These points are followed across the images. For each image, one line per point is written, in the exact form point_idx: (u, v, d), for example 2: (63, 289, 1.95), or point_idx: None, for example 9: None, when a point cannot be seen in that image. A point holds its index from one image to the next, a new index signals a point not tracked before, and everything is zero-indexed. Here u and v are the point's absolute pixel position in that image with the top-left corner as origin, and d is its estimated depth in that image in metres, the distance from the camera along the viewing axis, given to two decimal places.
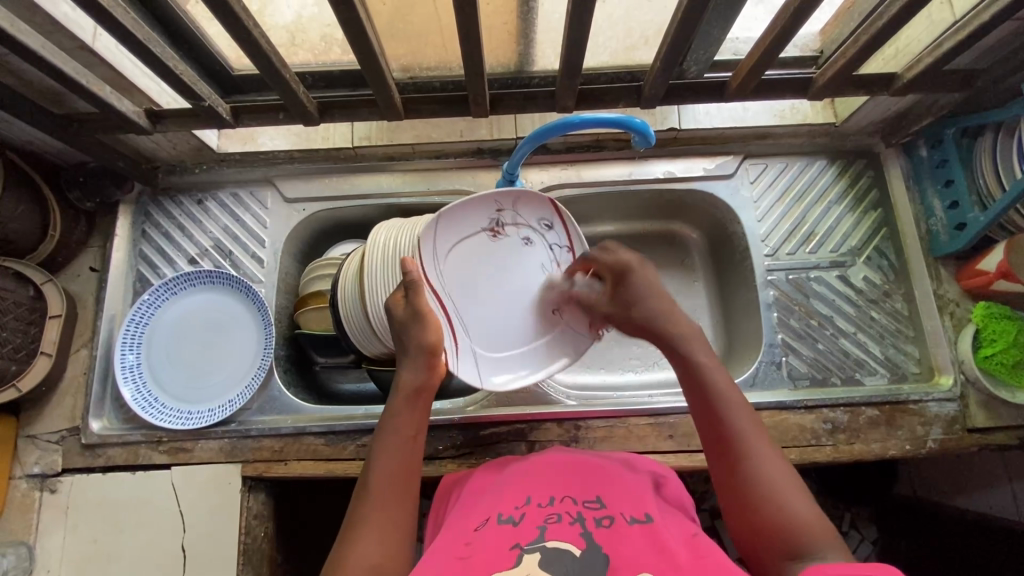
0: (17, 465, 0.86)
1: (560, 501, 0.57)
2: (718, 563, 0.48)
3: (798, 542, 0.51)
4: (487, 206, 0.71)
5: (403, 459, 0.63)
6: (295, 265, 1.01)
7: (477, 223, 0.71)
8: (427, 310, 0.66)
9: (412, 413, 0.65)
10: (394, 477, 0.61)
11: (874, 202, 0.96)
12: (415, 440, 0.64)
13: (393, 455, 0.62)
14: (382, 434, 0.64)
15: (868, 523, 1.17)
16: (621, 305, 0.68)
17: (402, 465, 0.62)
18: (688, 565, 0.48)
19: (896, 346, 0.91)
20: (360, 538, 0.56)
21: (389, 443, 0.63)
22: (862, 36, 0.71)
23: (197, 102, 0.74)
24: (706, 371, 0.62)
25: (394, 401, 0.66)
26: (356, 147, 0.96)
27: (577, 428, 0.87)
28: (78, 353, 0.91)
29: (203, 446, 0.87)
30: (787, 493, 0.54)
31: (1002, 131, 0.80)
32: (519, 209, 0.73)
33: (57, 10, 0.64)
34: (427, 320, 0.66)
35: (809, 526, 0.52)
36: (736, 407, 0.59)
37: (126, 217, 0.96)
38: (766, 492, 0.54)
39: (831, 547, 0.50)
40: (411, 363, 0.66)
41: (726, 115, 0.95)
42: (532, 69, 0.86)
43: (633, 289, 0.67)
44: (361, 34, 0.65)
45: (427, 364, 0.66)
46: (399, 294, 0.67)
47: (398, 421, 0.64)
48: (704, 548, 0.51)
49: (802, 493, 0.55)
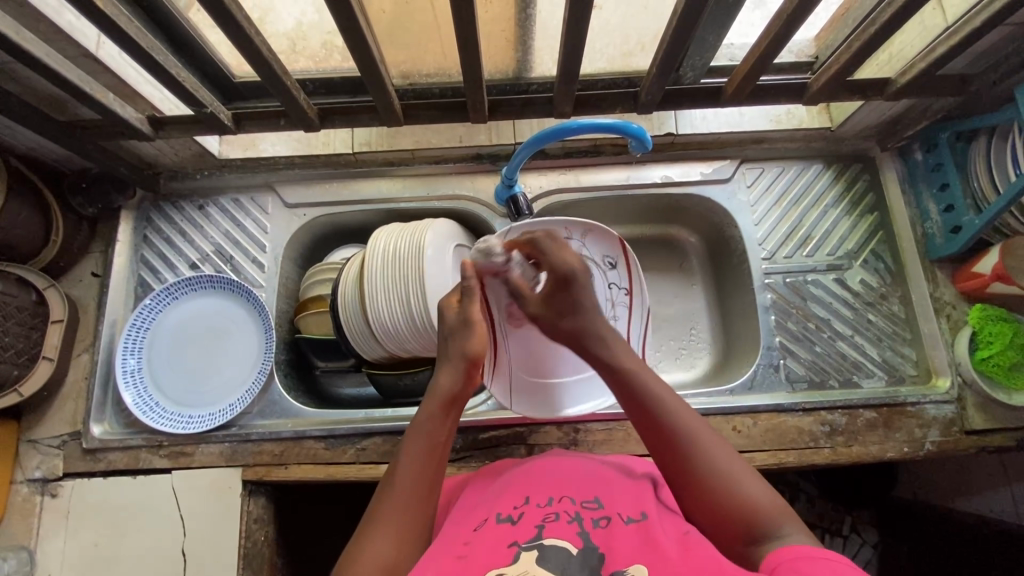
0: (18, 470, 0.87)
1: (559, 501, 0.58)
2: (710, 554, 0.48)
3: (760, 525, 0.52)
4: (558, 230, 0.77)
5: (428, 464, 0.60)
6: (296, 269, 1.02)
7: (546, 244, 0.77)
8: (478, 319, 0.67)
9: (444, 419, 0.63)
10: (417, 483, 0.59)
11: (870, 205, 0.97)
12: (443, 447, 0.62)
13: (419, 460, 0.60)
14: (411, 438, 0.62)
15: (869, 527, 1.15)
16: (554, 311, 0.67)
17: (427, 471, 0.60)
18: (680, 557, 0.48)
19: (894, 348, 0.92)
20: (373, 538, 0.54)
21: (423, 444, 0.61)
22: (856, 42, 0.72)
23: (199, 109, 0.75)
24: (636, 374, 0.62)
25: (428, 403, 0.63)
26: (355, 152, 0.97)
27: (576, 431, 0.87)
28: (80, 358, 0.92)
29: (204, 450, 0.87)
30: (738, 478, 0.55)
31: (996, 135, 0.81)
32: (588, 241, 0.79)
33: (63, 19, 0.65)
34: (477, 329, 0.66)
35: (767, 507, 0.52)
36: (674, 403, 0.59)
37: (128, 223, 0.96)
38: (719, 481, 0.55)
39: (795, 524, 0.51)
40: (449, 369, 0.65)
41: (722, 120, 0.96)
42: (531, 75, 0.86)
43: (571, 294, 0.66)
44: (362, 42, 0.65)
45: (467, 374, 0.65)
46: (455, 296, 0.70)
47: (433, 425, 0.62)
48: (695, 542, 0.51)
49: (751, 475, 0.55)
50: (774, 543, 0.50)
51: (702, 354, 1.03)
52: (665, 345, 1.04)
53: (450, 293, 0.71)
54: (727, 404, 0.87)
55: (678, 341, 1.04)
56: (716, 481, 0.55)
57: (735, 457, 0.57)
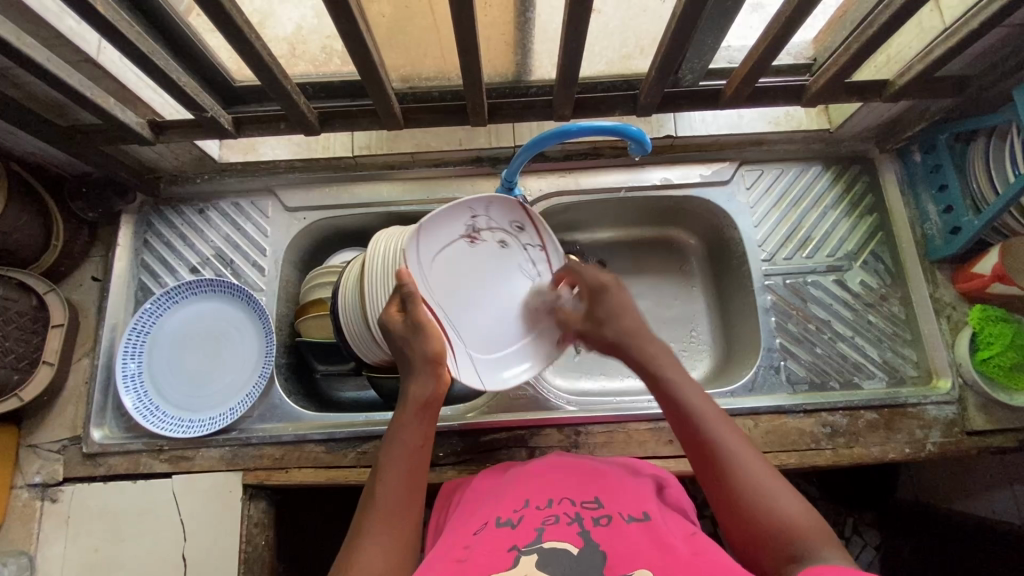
0: (18, 475, 0.87)
1: (558, 503, 0.58)
2: (716, 558, 0.48)
3: (791, 539, 0.51)
4: (462, 214, 0.71)
5: (410, 468, 0.62)
6: (296, 273, 1.02)
7: (455, 230, 0.71)
8: (427, 321, 0.64)
9: (421, 421, 0.64)
10: (401, 487, 0.60)
11: (870, 206, 0.97)
12: (423, 449, 0.63)
13: (401, 465, 0.61)
14: (389, 447, 0.63)
15: (871, 529, 1.15)
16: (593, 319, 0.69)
17: (410, 475, 0.61)
18: (685, 558, 0.49)
19: (894, 349, 0.92)
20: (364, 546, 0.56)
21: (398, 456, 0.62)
22: (854, 44, 0.72)
23: (199, 113, 0.75)
24: (676, 385, 0.63)
25: (402, 412, 0.64)
26: (355, 156, 0.97)
27: (577, 434, 0.87)
28: (80, 363, 0.92)
29: (205, 454, 0.87)
30: (773, 491, 0.54)
31: (995, 136, 0.81)
32: (491, 212, 0.74)
33: (63, 24, 0.66)
34: (429, 331, 0.64)
35: (799, 522, 0.52)
36: (712, 416, 0.60)
37: (128, 227, 0.96)
38: (751, 492, 0.55)
39: (833, 547, 0.49)
40: (416, 374, 0.65)
41: (722, 122, 0.96)
42: (530, 78, 0.86)
43: (607, 303, 0.69)
44: (361, 45, 0.66)
45: (434, 374, 0.65)
46: (392, 304, 0.65)
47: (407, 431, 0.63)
48: (700, 542, 0.51)
49: (785, 489, 0.55)
50: (808, 562, 0.49)
51: (703, 356, 1.03)
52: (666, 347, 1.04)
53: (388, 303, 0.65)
54: (729, 406, 0.87)
55: (679, 343, 1.04)
56: (750, 493, 0.55)
57: (771, 471, 0.57)
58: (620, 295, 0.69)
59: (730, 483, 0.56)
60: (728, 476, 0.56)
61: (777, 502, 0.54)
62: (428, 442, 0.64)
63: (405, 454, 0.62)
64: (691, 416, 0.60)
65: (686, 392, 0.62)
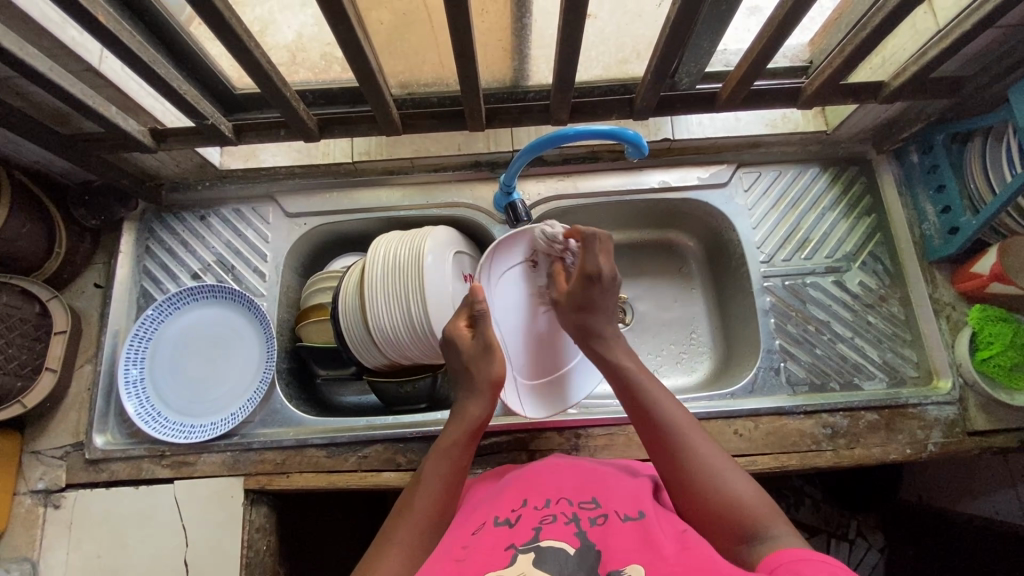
0: (21, 482, 0.87)
1: (556, 502, 0.58)
2: (706, 552, 0.48)
3: (745, 522, 0.52)
4: (526, 240, 0.79)
5: (449, 485, 0.63)
6: (297, 278, 1.02)
7: (516, 256, 0.80)
8: (496, 342, 0.70)
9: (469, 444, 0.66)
10: (437, 500, 0.61)
11: (868, 207, 0.97)
12: (464, 471, 0.65)
13: (441, 480, 0.63)
14: (435, 459, 0.65)
15: (875, 531, 1.15)
16: (574, 302, 0.72)
17: (449, 490, 0.62)
18: (677, 553, 0.48)
19: (894, 350, 0.92)
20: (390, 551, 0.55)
21: (443, 468, 0.64)
22: (848, 47, 0.72)
23: (200, 121, 0.76)
24: (632, 375, 0.67)
25: (454, 429, 0.67)
26: (355, 162, 0.98)
27: (577, 437, 0.87)
28: (83, 369, 0.92)
29: (206, 460, 0.87)
30: (724, 475, 0.56)
31: (991, 136, 0.82)
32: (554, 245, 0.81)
33: (66, 35, 0.66)
34: (496, 352, 0.70)
35: (752, 504, 0.53)
36: (666, 406, 0.63)
37: (130, 234, 0.97)
38: (703, 477, 0.57)
39: (781, 524, 0.51)
40: (476, 396, 0.69)
41: (719, 126, 0.96)
42: (528, 83, 0.87)
43: (596, 292, 0.71)
44: (359, 52, 0.66)
45: (492, 400, 0.69)
46: (462, 322, 0.72)
47: (456, 449, 0.65)
48: (691, 537, 0.51)
49: (740, 475, 0.57)
50: (759, 540, 0.50)
51: (703, 358, 1.03)
52: (666, 349, 1.04)
53: (456, 320, 0.72)
54: (729, 408, 0.87)
55: (678, 345, 1.04)
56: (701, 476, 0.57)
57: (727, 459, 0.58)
58: (608, 288, 0.72)
59: (685, 470, 0.58)
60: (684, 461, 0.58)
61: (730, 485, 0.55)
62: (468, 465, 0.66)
63: (446, 469, 0.63)
64: (647, 403, 0.64)
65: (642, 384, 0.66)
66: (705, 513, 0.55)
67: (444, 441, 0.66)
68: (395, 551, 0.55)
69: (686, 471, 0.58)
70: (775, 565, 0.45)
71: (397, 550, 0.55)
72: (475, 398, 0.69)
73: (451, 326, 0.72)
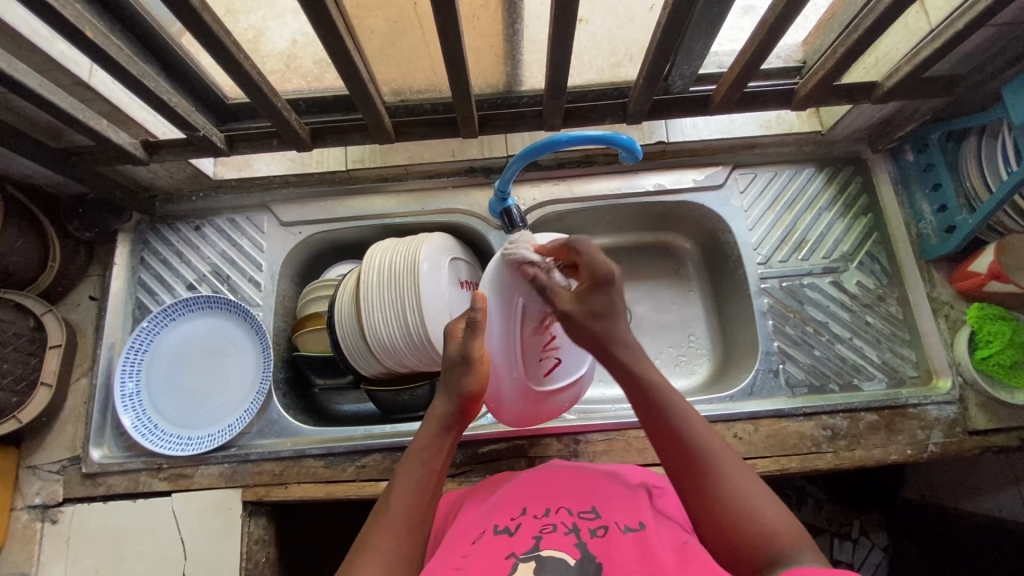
0: (19, 497, 0.87)
1: (555, 512, 0.58)
2: (711, 569, 0.48)
3: (776, 546, 0.52)
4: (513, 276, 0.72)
5: (424, 491, 0.61)
6: (293, 287, 1.02)
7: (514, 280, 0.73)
8: (477, 358, 0.66)
9: (441, 449, 0.65)
10: (412, 501, 0.60)
11: (864, 207, 0.97)
12: (439, 476, 0.63)
13: (417, 488, 0.61)
14: (408, 463, 0.63)
15: (878, 529, 1.11)
16: (589, 310, 0.63)
17: (422, 498, 0.61)
18: (679, 568, 0.48)
19: (893, 350, 0.92)
20: (371, 566, 0.55)
21: (415, 473, 0.62)
22: (840, 48, 0.72)
23: (192, 132, 0.76)
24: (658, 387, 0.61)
25: (423, 432, 0.65)
26: (349, 169, 0.97)
27: (576, 443, 0.87)
28: (79, 383, 0.92)
29: (204, 471, 0.87)
30: (757, 498, 0.55)
31: (987, 134, 0.81)
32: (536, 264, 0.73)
33: (55, 49, 0.66)
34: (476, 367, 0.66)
35: (785, 533, 0.52)
36: (696, 424, 0.59)
37: (124, 246, 0.97)
38: (736, 502, 0.54)
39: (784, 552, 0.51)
40: (443, 398, 0.66)
41: (713, 128, 0.96)
42: (521, 88, 0.88)
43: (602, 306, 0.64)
44: (350, 62, 0.66)
45: (461, 406, 0.66)
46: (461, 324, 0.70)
47: (428, 453, 0.64)
48: (694, 555, 0.50)
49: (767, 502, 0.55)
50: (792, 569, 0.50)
51: (702, 360, 1.03)
52: (664, 351, 1.03)
53: (457, 320, 0.70)
54: (729, 411, 0.87)
55: (677, 347, 1.04)
56: (730, 498, 0.55)
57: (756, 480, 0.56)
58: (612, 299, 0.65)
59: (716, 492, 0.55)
60: (712, 483, 0.56)
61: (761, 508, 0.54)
62: (444, 470, 0.64)
63: (421, 476, 0.62)
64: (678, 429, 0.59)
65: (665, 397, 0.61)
66: (734, 535, 0.53)
67: (413, 450, 0.64)
68: (374, 560, 0.55)
69: (714, 493, 0.55)
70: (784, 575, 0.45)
71: (377, 559, 0.55)
72: (445, 399, 0.66)
73: (449, 325, 0.70)
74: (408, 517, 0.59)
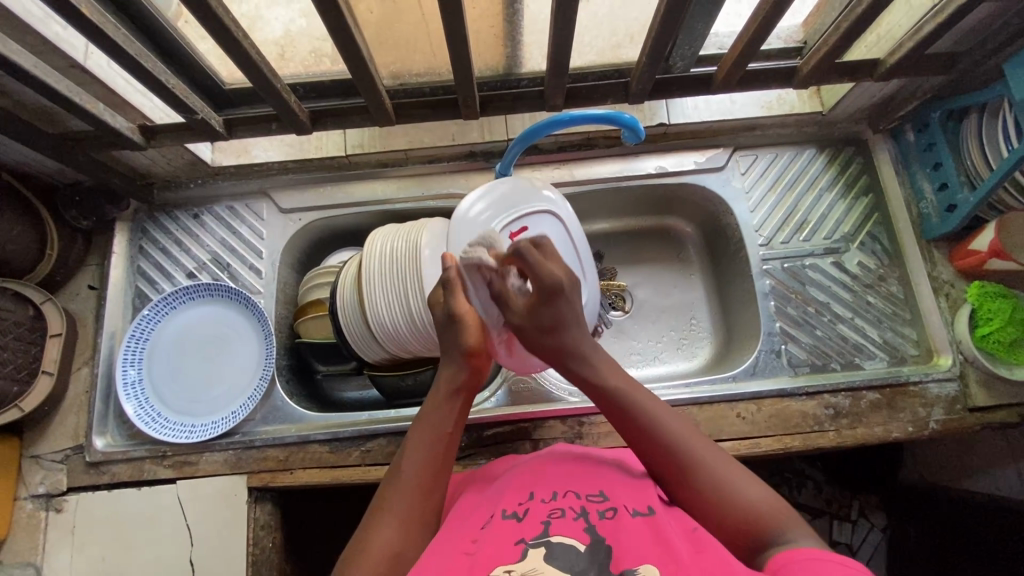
0: (22, 486, 0.86)
1: (564, 495, 0.58)
2: (722, 558, 0.48)
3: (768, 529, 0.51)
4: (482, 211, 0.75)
5: (437, 456, 0.61)
6: (294, 274, 1.02)
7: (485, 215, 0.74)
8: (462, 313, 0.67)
9: (449, 411, 0.64)
10: (425, 466, 0.60)
11: (865, 187, 0.97)
12: (450, 439, 0.63)
13: (426, 452, 0.61)
14: (417, 428, 0.63)
15: (876, 511, 1.16)
16: (538, 324, 0.64)
17: (434, 460, 0.61)
18: (692, 558, 0.49)
19: (894, 328, 0.92)
20: (384, 528, 0.55)
21: (426, 437, 0.62)
22: (843, 24, 0.71)
23: (190, 116, 0.75)
24: (621, 387, 0.62)
25: (430, 397, 0.65)
26: (349, 154, 0.96)
27: (581, 424, 0.87)
28: (80, 372, 0.91)
29: (208, 459, 0.87)
30: (735, 481, 0.55)
31: (987, 111, 0.81)
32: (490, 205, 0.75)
33: (49, 31, 0.65)
34: (463, 324, 0.67)
35: (769, 510, 0.52)
36: (664, 421, 0.59)
37: (123, 234, 0.96)
38: (717, 490, 0.55)
39: (795, 530, 0.50)
40: (449, 362, 0.67)
41: (714, 109, 0.96)
42: (521, 70, 0.86)
43: (554, 308, 0.64)
44: (350, 41, 0.65)
45: (468, 365, 0.66)
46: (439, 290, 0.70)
47: (435, 416, 0.64)
48: (708, 544, 0.51)
49: (750, 479, 0.55)
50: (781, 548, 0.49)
51: (704, 343, 1.03)
52: (666, 335, 1.04)
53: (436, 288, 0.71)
54: (732, 391, 0.87)
55: (679, 331, 1.04)
56: (711, 487, 0.55)
57: (733, 463, 0.57)
58: (569, 298, 0.64)
59: (695, 486, 0.56)
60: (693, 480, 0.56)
61: (735, 484, 0.54)
62: (456, 432, 0.64)
63: (431, 439, 0.62)
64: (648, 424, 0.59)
65: (633, 399, 0.61)
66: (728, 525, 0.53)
67: (422, 417, 0.64)
68: (388, 524, 0.55)
69: (698, 486, 0.55)
70: (787, 562, 0.46)
71: (391, 522, 0.55)
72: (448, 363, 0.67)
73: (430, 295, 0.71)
74: (424, 482, 0.59)
